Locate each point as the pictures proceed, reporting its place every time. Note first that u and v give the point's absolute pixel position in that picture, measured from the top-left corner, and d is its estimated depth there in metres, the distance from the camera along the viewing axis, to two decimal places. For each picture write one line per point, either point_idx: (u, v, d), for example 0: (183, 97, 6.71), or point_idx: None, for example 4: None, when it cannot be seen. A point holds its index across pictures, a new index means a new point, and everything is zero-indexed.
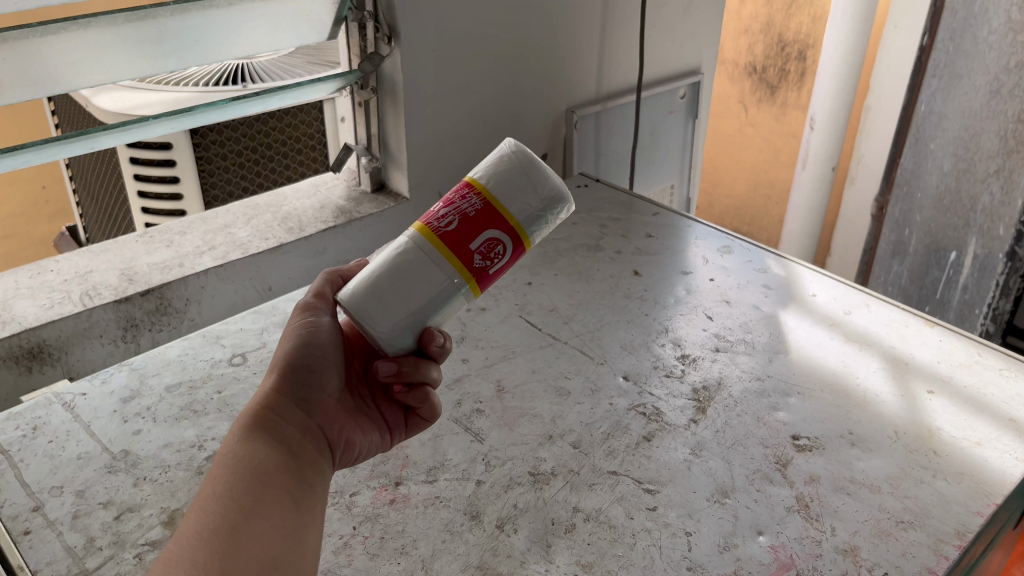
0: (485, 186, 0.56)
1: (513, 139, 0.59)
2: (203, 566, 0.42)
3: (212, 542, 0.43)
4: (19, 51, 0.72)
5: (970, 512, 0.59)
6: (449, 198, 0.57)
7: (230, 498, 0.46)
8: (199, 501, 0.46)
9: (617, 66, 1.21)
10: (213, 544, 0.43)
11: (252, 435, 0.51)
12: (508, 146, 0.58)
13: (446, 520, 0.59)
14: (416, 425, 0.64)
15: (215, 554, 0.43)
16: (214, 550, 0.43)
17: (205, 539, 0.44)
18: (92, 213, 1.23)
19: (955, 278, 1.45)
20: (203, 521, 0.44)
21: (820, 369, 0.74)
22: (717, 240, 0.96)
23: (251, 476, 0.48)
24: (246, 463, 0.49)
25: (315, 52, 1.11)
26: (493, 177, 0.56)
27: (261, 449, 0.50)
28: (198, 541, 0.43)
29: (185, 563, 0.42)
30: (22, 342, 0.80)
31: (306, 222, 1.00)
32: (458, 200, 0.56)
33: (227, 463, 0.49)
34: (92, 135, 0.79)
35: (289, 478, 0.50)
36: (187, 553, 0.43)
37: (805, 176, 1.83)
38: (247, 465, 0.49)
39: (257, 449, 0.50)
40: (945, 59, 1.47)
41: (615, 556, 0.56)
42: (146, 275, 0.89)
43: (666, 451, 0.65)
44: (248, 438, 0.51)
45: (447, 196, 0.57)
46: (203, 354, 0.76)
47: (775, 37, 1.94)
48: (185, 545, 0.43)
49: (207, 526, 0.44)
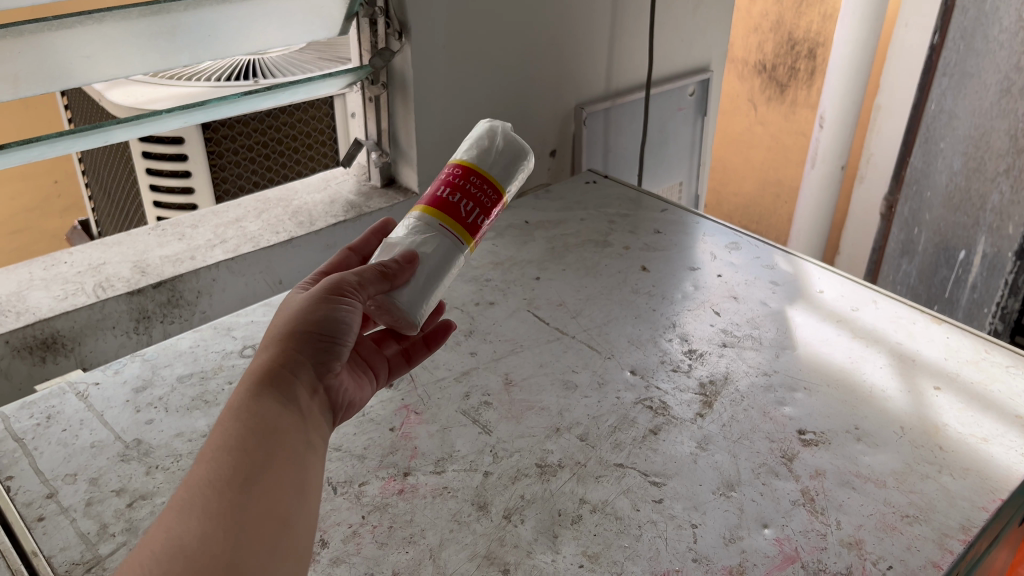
0: (502, 189, 0.65)
1: (528, 150, 0.68)
2: (217, 517, 0.40)
3: (224, 493, 0.42)
4: (35, 45, 0.73)
5: (975, 507, 0.60)
6: (467, 191, 0.63)
7: (240, 450, 0.44)
8: (207, 452, 0.44)
9: (627, 63, 1.22)
10: (225, 495, 0.42)
11: (264, 391, 0.48)
12: (525, 159, 0.68)
13: (454, 510, 0.60)
14: (400, 369, 0.66)
15: (227, 507, 0.41)
16: (227, 500, 0.41)
17: (217, 490, 0.42)
18: (104, 207, 1.24)
19: (964, 277, 1.45)
20: (215, 471, 0.43)
21: (827, 365, 0.75)
22: (725, 236, 0.97)
23: (264, 428, 0.46)
24: (259, 413, 0.46)
25: (326, 48, 1.12)
26: (501, 175, 0.66)
27: (272, 404, 0.47)
28: (209, 492, 0.42)
29: (195, 516, 0.41)
30: (36, 332, 0.81)
31: (316, 216, 1.01)
32: (482, 200, 0.64)
33: (236, 413, 0.46)
34: (105, 128, 0.80)
35: (299, 435, 0.47)
36: (197, 504, 0.41)
37: (814, 174, 1.83)
38: (259, 418, 0.46)
39: (268, 408, 0.47)
40: (957, 57, 1.47)
41: (620, 547, 0.57)
42: (158, 267, 0.90)
43: (673, 445, 0.66)
44: (258, 389, 0.48)
45: (460, 184, 0.63)
46: (214, 346, 0.77)
47: (785, 35, 1.94)
48: (196, 496, 0.42)
49: (221, 476, 0.43)
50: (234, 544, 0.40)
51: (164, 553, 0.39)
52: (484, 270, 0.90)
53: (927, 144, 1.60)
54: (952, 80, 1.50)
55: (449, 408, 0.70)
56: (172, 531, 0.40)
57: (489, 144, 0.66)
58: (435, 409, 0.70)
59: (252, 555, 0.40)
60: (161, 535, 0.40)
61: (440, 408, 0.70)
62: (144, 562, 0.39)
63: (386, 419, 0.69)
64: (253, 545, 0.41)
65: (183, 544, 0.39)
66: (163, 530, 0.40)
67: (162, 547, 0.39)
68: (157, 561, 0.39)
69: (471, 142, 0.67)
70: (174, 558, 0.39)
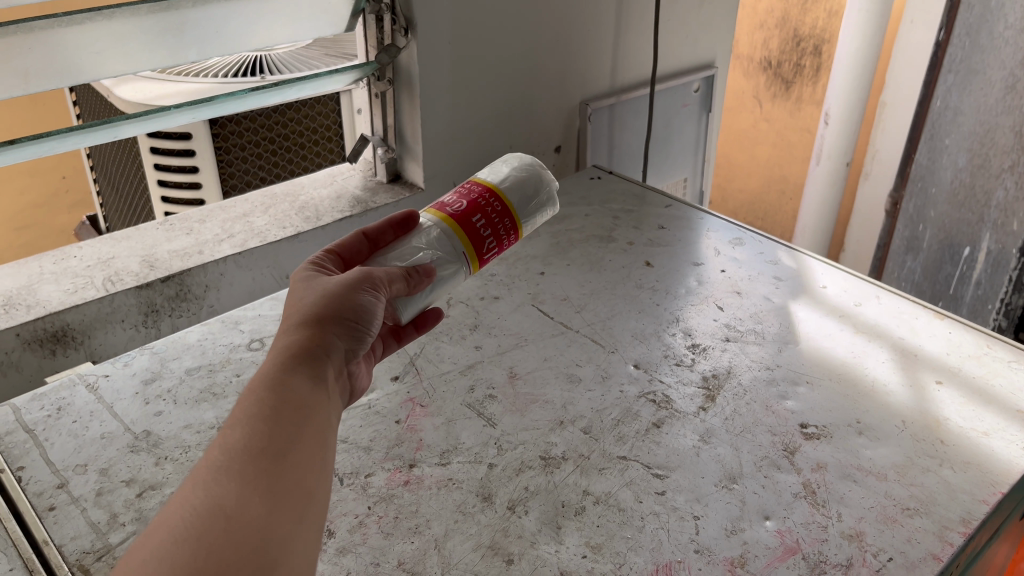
0: (522, 232, 0.68)
1: (555, 207, 0.71)
2: (252, 482, 0.41)
3: (259, 460, 0.43)
4: (46, 41, 0.74)
5: (975, 500, 0.60)
6: (495, 225, 0.66)
7: (273, 421, 0.45)
8: (238, 420, 0.45)
9: (632, 59, 1.22)
10: (259, 461, 0.43)
11: (295, 369, 0.49)
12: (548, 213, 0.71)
13: (458, 501, 0.60)
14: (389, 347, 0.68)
15: (261, 473, 0.42)
16: (262, 468, 0.42)
17: (250, 457, 0.43)
18: (113, 202, 1.25)
19: (969, 274, 1.45)
20: (250, 438, 0.44)
21: (830, 359, 0.75)
22: (729, 231, 0.97)
23: (295, 402, 0.47)
24: (290, 389, 0.47)
25: (332, 44, 1.12)
26: (525, 220, 0.68)
27: (303, 381, 0.48)
28: (244, 458, 0.43)
29: (231, 478, 0.41)
30: (47, 325, 0.82)
31: (323, 211, 1.02)
32: (503, 238, 0.67)
33: (268, 386, 0.47)
34: (114, 124, 0.80)
35: (324, 414, 0.48)
36: (232, 467, 0.42)
37: (819, 170, 1.83)
38: (291, 394, 0.47)
39: (300, 385, 0.48)
40: (963, 53, 1.47)
41: (623, 538, 0.57)
42: (166, 262, 0.91)
43: (675, 438, 0.66)
44: (288, 366, 0.49)
45: (493, 218, 0.65)
46: (222, 339, 0.78)
47: (791, 31, 1.94)
48: (229, 461, 0.42)
49: (254, 444, 0.43)
50: (267, 509, 0.41)
51: (200, 510, 0.40)
52: (489, 266, 0.91)
53: (932, 141, 1.60)
54: (957, 76, 1.49)
55: (454, 401, 0.70)
56: (208, 491, 0.40)
57: (530, 187, 0.68)
58: (440, 403, 0.70)
59: (284, 521, 0.41)
60: (195, 493, 0.40)
61: (445, 401, 0.70)
62: (180, 517, 0.39)
63: (392, 412, 0.69)
64: (285, 512, 0.42)
65: (219, 503, 0.40)
66: (198, 490, 0.41)
67: (198, 504, 0.40)
68: (193, 517, 0.39)
69: (515, 173, 0.68)
70: (211, 515, 0.39)
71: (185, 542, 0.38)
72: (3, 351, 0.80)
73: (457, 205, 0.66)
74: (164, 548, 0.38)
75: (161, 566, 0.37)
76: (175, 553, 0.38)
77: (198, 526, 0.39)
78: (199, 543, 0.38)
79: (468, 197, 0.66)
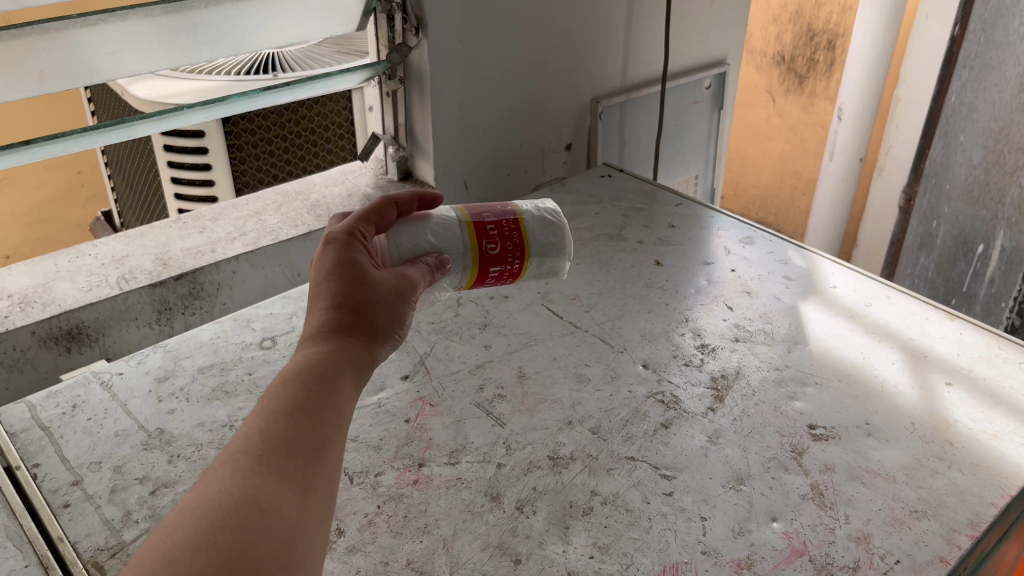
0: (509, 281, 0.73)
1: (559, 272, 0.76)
2: (288, 479, 0.42)
3: (296, 457, 0.43)
4: (60, 42, 0.74)
5: (984, 502, 0.60)
6: (503, 268, 0.69)
7: (313, 418, 0.45)
8: (276, 406, 0.45)
9: (643, 56, 1.22)
10: (296, 459, 0.43)
11: (341, 368, 0.49)
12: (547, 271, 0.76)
13: (467, 500, 0.61)
14: None
15: (297, 471, 0.42)
16: (298, 466, 0.43)
17: (289, 451, 0.43)
18: (127, 198, 1.26)
19: (983, 271, 1.45)
20: (290, 431, 0.44)
21: (839, 360, 0.75)
22: (740, 230, 0.97)
23: (333, 402, 0.47)
24: (332, 387, 0.48)
25: (344, 43, 1.13)
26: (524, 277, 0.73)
27: (342, 383, 0.49)
28: (283, 450, 0.43)
29: (268, 470, 0.41)
30: (62, 323, 0.83)
31: (335, 209, 1.02)
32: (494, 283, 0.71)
33: (310, 380, 0.47)
34: (128, 124, 0.81)
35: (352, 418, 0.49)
36: (270, 458, 0.42)
37: (832, 166, 1.82)
38: (333, 394, 0.47)
39: (342, 389, 0.48)
40: (977, 49, 1.46)
41: (631, 539, 0.58)
42: (179, 260, 0.92)
43: (683, 439, 0.66)
44: (331, 364, 0.49)
45: (504, 274, 0.70)
46: (235, 337, 0.79)
47: (804, 26, 1.93)
48: (267, 451, 0.42)
49: (293, 438, 0.44)
50: (299, 509, 0.41)
51: (237, 499, 0.39)
52: None
53: (947, 137, 1.59)
54: (972, 72, 1.48)
55: (463, 401, 0.71)
56: (246, 481, 0.40)
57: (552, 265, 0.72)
58: (450, 402, 0.71)
59: (313, 524, 0.42)
60: (231, 480, 0.40)
61: (454, 400, 0.71)
62: (215, 503, 0.39)
63: (401, 411, 0.70)
64: (314, 514, 0.42)
65: (256, 496, 0.40)
66: (234, 477, 0.41)
67: (235, 492, 0.40)
68: (228, 506, 0.39)
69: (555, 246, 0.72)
70: (249, 508, 0.39)
71: (221, 533, 0.38)
72: (19, 348, 0.81)
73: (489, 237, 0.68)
74: (199, 535, 0.38)
75: (195, 554, 0.37)
76: (210, 542, 0.37)
77: (233, 516, 0.39)
78: (233, 532, 0.38)
79: (501, 235, 0.69)
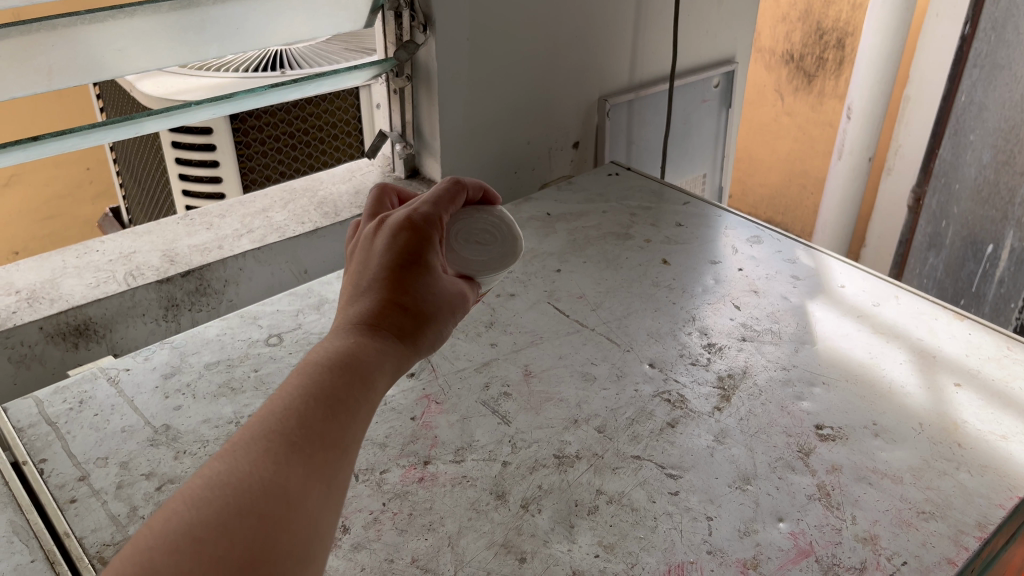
0: None
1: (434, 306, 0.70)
2: (316, 473, 0.41)
3: (327, 450, 0.42)
4: (69, 39, 0.75)
5: (992, 504, 0.60)
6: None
7: (348, 415, 0.45)
8: (315, 393, 0.44)
9: (651, 55, 1.22)
10: (326, 451, 0.42)
11: (384, 368, 0.48)
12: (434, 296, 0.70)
13: (472, 499, 0.61)
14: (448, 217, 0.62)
15: (326, 465, 0.42)
16: (327, 460, 0.42)
17: (322, 442, 0.43)
18: (135, 195, 1.26)
19: (992, 272, 1.44)
20: (326, 424, 0.43)
21: (846, 360, 0.75)
22: (748, 229, 0.97)
23: (366, 402, 0.46)
24: (370, 385, 0.47)
25: (352, 40, 1.13)
26: None
27: (380, 385, 0.47)
28: (317, 441, 0.42)
29: (298, 458, 0.41)
30: (69, 318, 0.83)
31: (342, 206, 1.03)
32: None
33: (352, 377, 0.46)
34: (136, 120, 0.81)
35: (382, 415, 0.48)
36: (303, 447, 0.42)
37: (840, 166, 1.81)
38: (369, 393, 0.46)
39: (378, 391, 0.47)
40: (988, 48, 1.45)
41: (636, 538, 0.58)
42: (186, 257, 0.92)
43: (689, 437, 0.66)
44: (375, 365, 0.47)
45: None
46: (241, 334, 0.79)
47: (813, 24, 1.92)
48: (300, 441, 0.42)
49: (328, 430, 0.43)
50: (321, 505, 0.41)
51: (264, 485, 0.39)
52: None
53: (957, 136, 1.58)
54: (983, 71, 1.47)
55: (469, 399, 0.71)
56: (277, 469, 0.40)
57: None
58: (455, 400, 0.71)
59: (330, 520, 0.41)
60: (263, 464, 0.40)
61: (460, 398, 0.71)
62: (244, 484, 0.39)
63: (407, 408, 0.70)
64: (334, 510, 0.42)
65: (284, 484, 0.40)
66: (267, 460, 0.40)
67: (264, 477, 0.40)
68: (255, 491, 0.39)
69: None
70: (277, 495, 0.39)
71: (246, 517, 0.38)
72: (26, 343, 0.81)
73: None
74: (224, 516, 0.38)
75: (219, 537, 0.37)
76: (233, 526, 0.38)
77: (259, 502, 0.39)
78: (258, 518, 0.38)
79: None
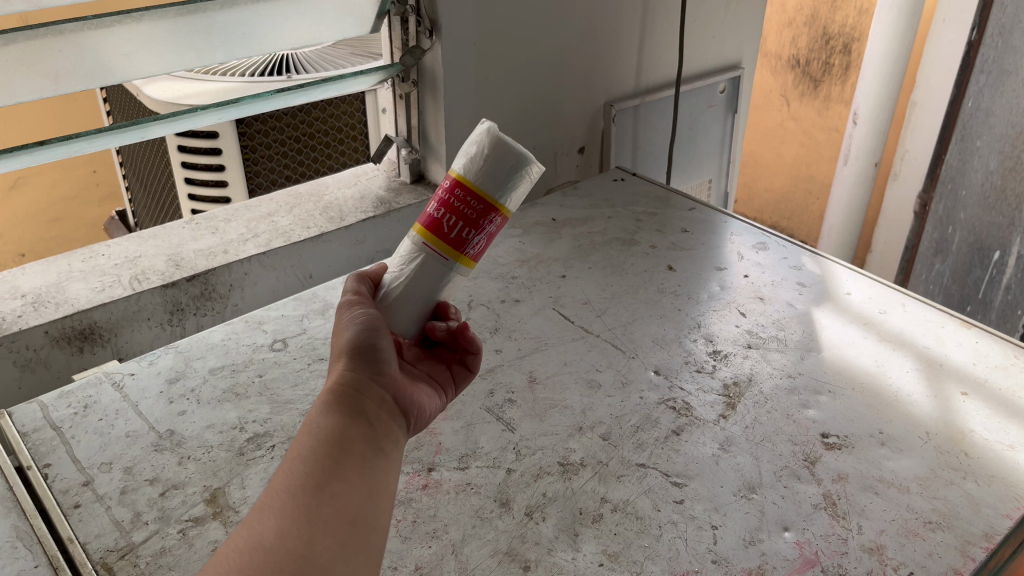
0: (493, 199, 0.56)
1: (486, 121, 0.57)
2: (291, 516, 0.39)
3: (299, 493, 0.40)
4: (78, 43, 0.75)
5: (1000, 514, 0.59)
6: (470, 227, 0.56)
7: (311, 458, 0.42)
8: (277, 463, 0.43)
9: (657, 60, 1.21)
10: (300, 494, 0.40)
11: (326, 405, 0.47)
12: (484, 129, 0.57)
13: (477, 506, 0.61)
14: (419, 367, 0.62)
15: (303, 506, 0.40)
16: (302, 501, 0.40)
17: (293, 492, 0.40)
18: (141, 198, 1.27)
19: (999, 279, 1.43)
20: (291, 474, 0.41)
21: (853, 369, 0.74)
22: (753, 236, 0.96)
23: (330, 441, 0.44)
24: (340, 429, 0.45)
25: (359, 45, 1.13)
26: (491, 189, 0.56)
27: (337, 420, 0.45)
28: (287, 492, 0.40)
29: (270, 512, 0.39)
30: (74, 323, 0.83)
31: (347, 211, 1.03)
32: (472, 218, 0.56)
33: (303, 432, 0.45)
34: (143, 125, 0.81)
35: (368, 445, 0.45)
36: (275, 502, 0.40)
37: (846, 171, 1.81)
38: (320, 429, 0.45)
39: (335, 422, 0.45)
40: (995, 54, 1.45)
41: (640, 547, 0.57)
42: (192, 261, 0.92)
43: (694, 445, 0.66)
44: (322, 412, 0.46)
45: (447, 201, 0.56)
46: (246, 339, 0.79)
47: (819, 29, 1.92)
48: (268, 499, 0.40)
49: (296, 479, 0.41)
50: (309, 540, 0.38)
51: (241, 547, 0.37)
52: (511, 267, 0.91)
53: (964, 142, 1.57)
54: (990, 77, 1.47)
55: (474, 405, 0.71)
56: (284, 525, 0.38)
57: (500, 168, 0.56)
58: (459, 406, 0.71)
59: (327, 549, 0.38)
60: (236, 534, 0.39)
61: (465, 405, 0.71)
62: (221, 556, 0.37)
63: None
64: (330, 540, 0.39)
65: (259, 538, 0.38)
66: (237, 531, 0.39)
67: (237, 542, 0.38)
68: (233, 555, 0.37)
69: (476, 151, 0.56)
70: (268, 544, 0.37)
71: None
72: (32, 347, 0.81)
73: (442, 223, 0.56)
74: None
75: None
76: None
77: (240, 561, 0.37)
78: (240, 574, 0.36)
79: (452, 207, 0.56)
